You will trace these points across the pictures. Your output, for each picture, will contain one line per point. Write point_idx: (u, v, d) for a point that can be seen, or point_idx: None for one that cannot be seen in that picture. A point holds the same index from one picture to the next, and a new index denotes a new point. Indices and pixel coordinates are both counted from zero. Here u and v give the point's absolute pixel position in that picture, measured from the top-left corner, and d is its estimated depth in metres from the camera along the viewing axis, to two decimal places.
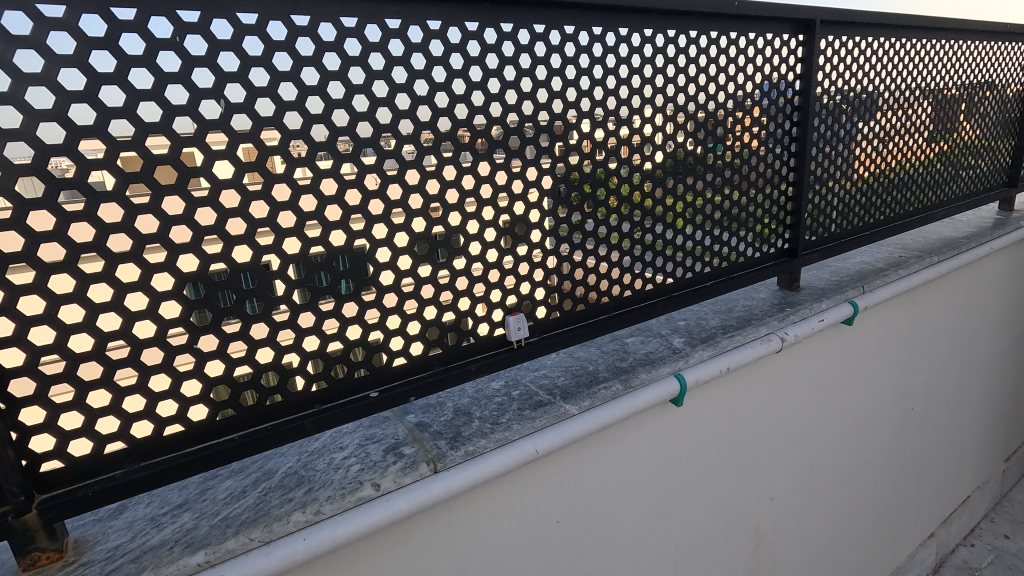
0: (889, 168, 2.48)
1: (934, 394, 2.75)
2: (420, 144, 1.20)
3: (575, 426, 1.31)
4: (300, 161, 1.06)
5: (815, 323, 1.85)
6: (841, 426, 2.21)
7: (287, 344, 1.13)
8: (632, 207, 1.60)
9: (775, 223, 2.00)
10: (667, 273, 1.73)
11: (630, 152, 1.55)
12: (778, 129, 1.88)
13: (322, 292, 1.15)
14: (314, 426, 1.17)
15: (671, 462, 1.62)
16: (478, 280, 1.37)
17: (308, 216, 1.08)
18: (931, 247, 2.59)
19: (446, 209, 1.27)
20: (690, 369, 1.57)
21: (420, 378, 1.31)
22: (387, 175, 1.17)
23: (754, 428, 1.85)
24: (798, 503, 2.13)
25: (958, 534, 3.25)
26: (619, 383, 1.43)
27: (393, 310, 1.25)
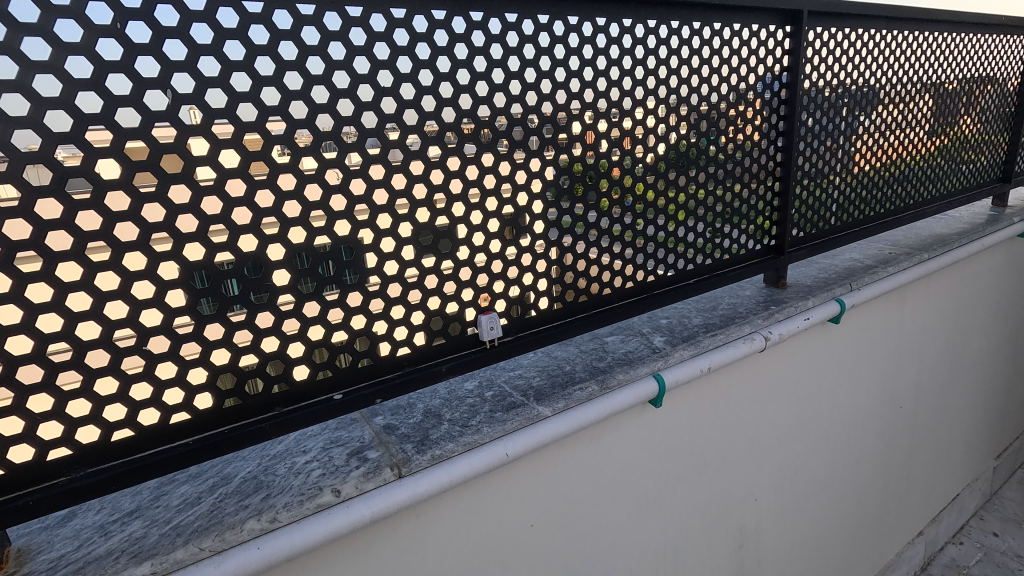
0: (881, 162, 2.42)
1: (924, 392, 2.73)
2: (384, 137, 1.15)
3: (548, 430, 1.28)
4: (255, 155, 1.02)
5: (800, 322, 1.83)
6: (827, 425, 2.19)
7: (246, 345, 1.09)
8: (611, 202, 1.55)
9: (761, 218, 1.95)
10: (649, 270, 1.70)
11: (608, 147, 1.51)
12: (765, 124, 1.84)
13: (281, 289, 1.11)
14: (275, 429, 1.14)
15: (651, 464, 1.59)
16: (449, 278, 1.33)
17: (265, 213, 1.04)
18: (922, 244, 2.55)
19: (414, 205, 1.23)
20: (671, 369, 1.54)
21: (388, 380, 1.27)
22: (349, 170, 1.12)
23: (737, 428, 1.82)
24: (782, 503, 2.10)
25: (947, 532, 3.22)
26: (595, 383, 1.40)
27: (359, 309, 1.21)
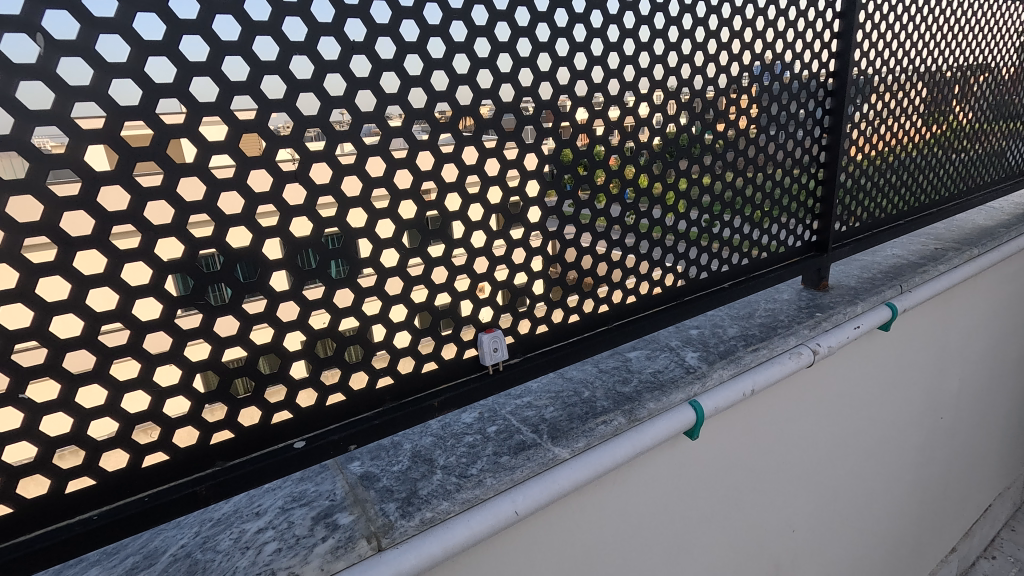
0: (923, 146, 2.18)
1: (964, 400, 2.49)
2: (356, 108, 0.87)
3: (565, 477, 1.04)
4: (177, 130, 0.74)
5: (850, 331, 1.58)
6: (870, 443, 1.94)
7: (174, 385, 0.81)
8: (637, 193, 1.26)
9: (802, 210, 1.69)
10: (679, 274, 1.45)
11: (636, 126, 1.22)
12: (798, 108, 1.54)
13: (219, 310, 0.82)
14: (213, 493, 0.86)
15: (685, 505, 1.33)
16: (443, 289, 1.06)
17: (193, 209, 0.77)
18: (966, 238, 2.31)
19: (397, 197, 0.95)
20: (709, 393, 1.29)
21: (366, 420, 1.00)
22: (309, 152, 0.84)
23: (780, 455, 1.56)
24: (821, 534, 1.86)
25: (980, 545, 3.01)
26: (621, 416, 1.15)
27: (326, 332, 0.93)
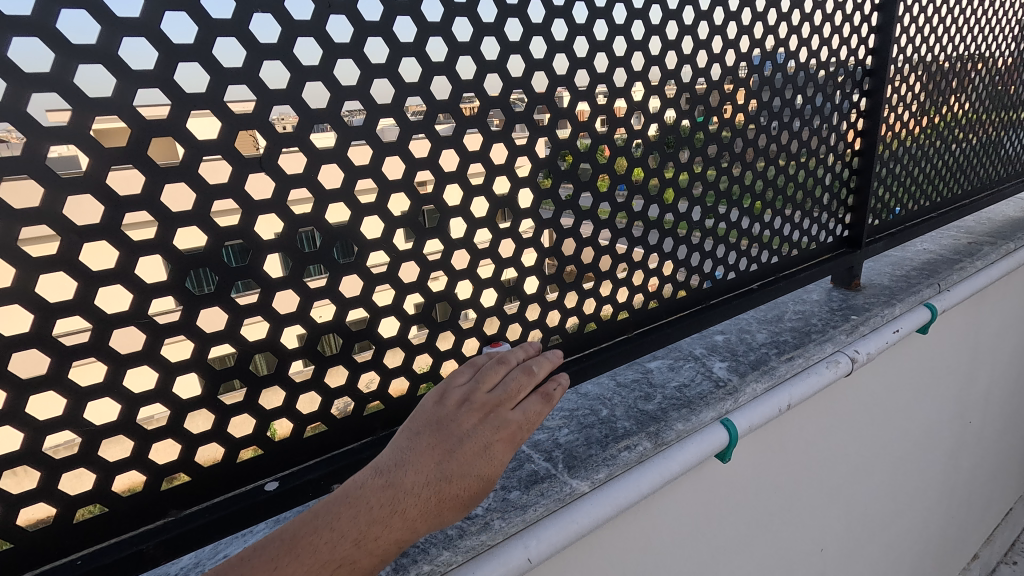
0: (959, 133, 2.03)
1: (995, 403, 2.34)
2: (336, 81, 0.73)
3: (584, 515, 0.89)
4: (108, 105, 0.59)
5: (890, 335, 1.43)
6: (902, 453, 1.80)
7: (111, 422, 0.66)
8: (663, 186, 1.13)
9: (836, 202, 1.55)
10: (706, 274, 1.30)
11: (661, 106, 1.09)
12: (844, 71, 1.41)
13: (167, 329, 0.68)
14: (164, 551, 0.73)
15: (714, 534, 1.19)
16: (440, 298, 0.92)
17: (132, 205, 0.63)
18: (999, 231, 2.17)
19: (386, 189, 0.81)
20: (741, 410, 1.15)
21: (352, 454, 0.87)
22: (278, 133, 0.70)
23: (813, 473, 1.41)
24: (851, 552, 1.71)
25: (1001, 551, 2.88)
26: (646, 439, 1.00)
27: (303, 351, 0.79)
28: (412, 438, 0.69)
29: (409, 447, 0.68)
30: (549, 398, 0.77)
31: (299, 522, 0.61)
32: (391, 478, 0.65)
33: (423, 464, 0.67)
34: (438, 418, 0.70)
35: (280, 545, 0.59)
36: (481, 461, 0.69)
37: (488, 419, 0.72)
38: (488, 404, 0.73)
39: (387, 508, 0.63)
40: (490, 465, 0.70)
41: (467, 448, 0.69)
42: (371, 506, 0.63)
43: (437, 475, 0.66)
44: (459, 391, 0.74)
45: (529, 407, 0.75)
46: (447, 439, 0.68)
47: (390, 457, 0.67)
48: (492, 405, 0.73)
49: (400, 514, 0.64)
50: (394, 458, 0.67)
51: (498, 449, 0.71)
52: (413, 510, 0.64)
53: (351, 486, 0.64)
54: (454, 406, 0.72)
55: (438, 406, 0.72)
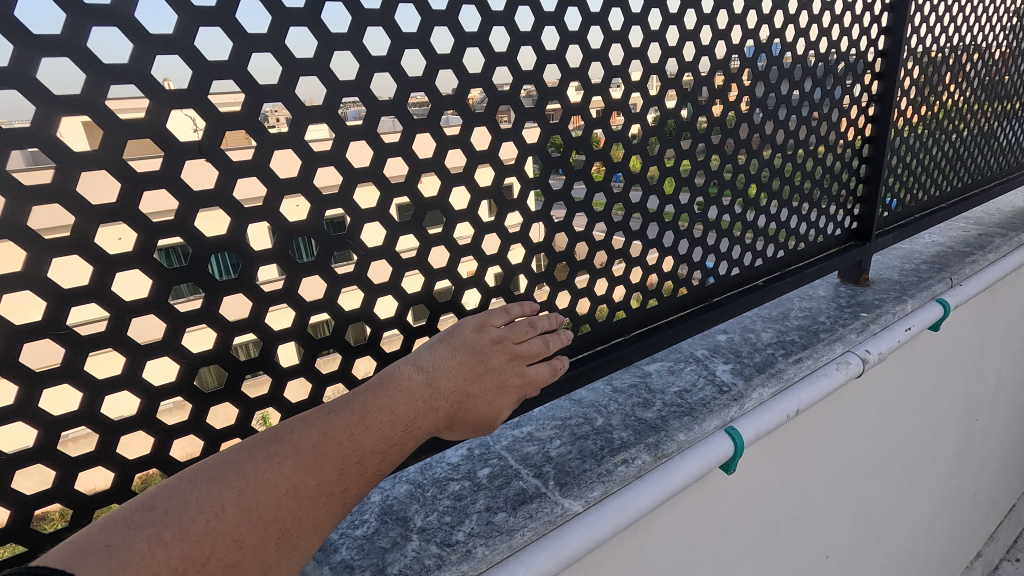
0: (965, 120, 1.95)
1: (1001, 399, 2.26)
2: (290, 54, 0.63)
3: (578, 538, 0.81)
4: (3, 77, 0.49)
5: (902, 334, 1.35)
6: (910, 453, 1.73)
7: (28, 449, 0.57)
8: (664, 175, 1.04)
9: (844, 193, 1.46)
10: (709, 270, 1.21)
11: (662, 87, 0.99)
12: (856, 51, 1.32)
13: (92, 342, 0.58)
14: None
15: (716, 548, 1.11)
16: (418, 301, 0.83)
17: (41, 198, 0.53)
18: (1007, 222, 2.09)
19: (353, 179, 0.71)
20: (747, 417, 1.06)
21: None
22: (221, 114, 0.61)
23: (820, 480, 1.34)
24: (857, 557, 1.64)
25: (1002, 547, 2.83)
26: (645, 452, 0.92)
27: (259, 364, 0.70)
28: (454, 350, 0.75)
29: (451, 357, 0.75)
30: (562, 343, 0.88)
31: (362, 402, 0.65)
32: (433, 380, 0.72)
33: (457, 377, 0.75)
34: (477, 343, 0.77)
35: (350, 424, 0.62)
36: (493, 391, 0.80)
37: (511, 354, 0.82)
38: (515, 349, 0.81)
39: (425, 407, 0.71)
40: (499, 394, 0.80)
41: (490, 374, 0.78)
42: (414, 407, 0.69)
43: (464, 387, 0.75)
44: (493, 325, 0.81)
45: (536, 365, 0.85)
46: (478, 367, 0.77)
47: (433, 359, 0.73)
48: (517, 356, 0.82)
49: (433, 417, 0.71)
50: (437, 361, 0.73)
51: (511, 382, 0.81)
52: (442, 414, 0.73)
53: (398, 377, 0.70)
54: (490, 340, 0.79)
55: (479, 333, 0.78)
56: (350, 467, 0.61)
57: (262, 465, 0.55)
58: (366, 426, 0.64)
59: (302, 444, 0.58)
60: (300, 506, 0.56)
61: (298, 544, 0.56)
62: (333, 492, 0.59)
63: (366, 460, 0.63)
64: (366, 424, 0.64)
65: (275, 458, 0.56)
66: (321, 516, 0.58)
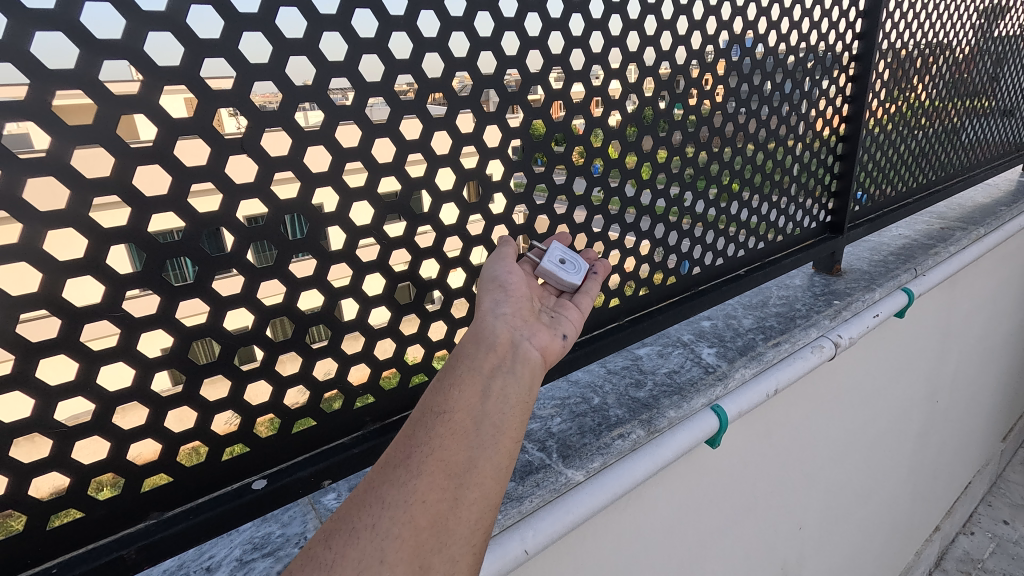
0: (931, 120, 2.06)
1: (960, 382, 2.42)
2: (322, 59, 0.67)
3: (580, 504, 0.88)
4: (68, 78, 0.53)
5: (871, 319, 1.45)
6: (877, 432, 1.85)
7: (86, 422, 0.61)
8: (655, 170, 1.11)
9: (819, 188, 1.56)
10: (695, 260, 1.29)
11: (655, 88, 1.06)
12: (830, 56, 1.40)
13: (143, 322, 0.62)
14: (144, 558, 0.67)
15: (701, 517, 1.20)
16: (434, 287, 0.88)
17: (101, 189, 0.56)
18: (968, 216, 2.23)
19: (376, 173, 0.76)
20: (731, 395, 1.15)
21: (344, 449, 0.82)
22: (259, 114, 0.64)
23: (795, 455, 1.44)
24: (827, 529, 1.76)
25: (959, 522, 3.03)
26: (639, 427, 1.00)
27: (292, 344, 0.74)
28: (499, 314, 0.69)
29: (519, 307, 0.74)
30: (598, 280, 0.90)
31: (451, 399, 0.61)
32: (512, 341, 0.66)
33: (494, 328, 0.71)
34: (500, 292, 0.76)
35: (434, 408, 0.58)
36: (565, 328, 0.77)
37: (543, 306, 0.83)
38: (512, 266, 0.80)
39: (526, 365, 0.64)
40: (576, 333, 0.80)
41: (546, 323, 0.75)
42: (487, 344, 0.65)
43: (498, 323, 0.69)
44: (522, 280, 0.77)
45: (586, 301, 0.85)
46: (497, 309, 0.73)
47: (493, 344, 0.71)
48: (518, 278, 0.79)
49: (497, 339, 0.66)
50: (498, 327, 0.67)
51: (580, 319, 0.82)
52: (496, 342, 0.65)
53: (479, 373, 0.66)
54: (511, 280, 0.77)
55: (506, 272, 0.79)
56: (502, 437, 0.55)
57: (410, 470, 0.50)
58: (486, 396, 0.57)
59: (436, 433, 0.53)
60: (382, 469, 0.51)
61: (426, 483, 0.50)
62: (495, 464, 0.53)
63: (517, 423, 0.57)
64: (484, 394, 0.57)
65: (424, 459, 0.51)
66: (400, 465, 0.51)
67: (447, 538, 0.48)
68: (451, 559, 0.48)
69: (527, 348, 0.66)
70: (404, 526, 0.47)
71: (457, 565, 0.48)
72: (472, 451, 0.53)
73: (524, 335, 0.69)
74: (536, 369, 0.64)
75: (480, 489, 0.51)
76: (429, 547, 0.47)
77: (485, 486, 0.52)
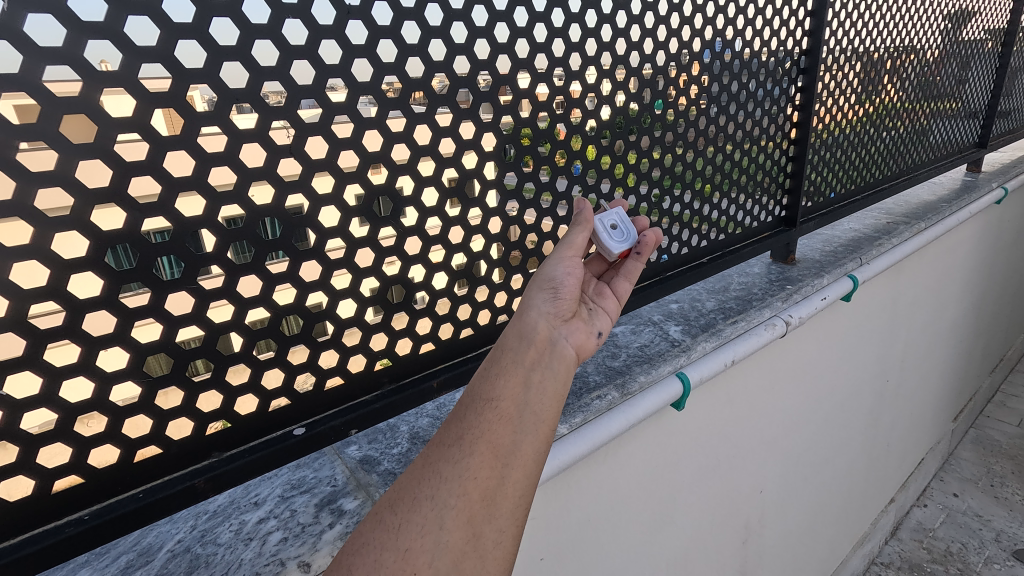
0: (886, 123, 2.23)
1: (909, 363, 2.65)
2: (353, 79, 0.82)
3: (566, 452, 1.05)
4: (161, 99, 0.67)
5: (817, 302, 1.65)
6: (831, 406, 2.05)
7: (166, 375, 0.75)
8: (627, 170, 1.27)
9: (774, 186, 1.76)
10: (663, 250, 1.47)
11: (626, 98, 1.22)
12: (780, 69, 1.58)
13: (212, 293, 0.77)
14: (211, 486, 0.83)
15: (670, 472, 1.38)
16: (440, 268, 1.03)
17: (184, 185, 0.71)
18: (914, 212, 2.44)
19: (395, 172, 0.91)
20: (694, 365, 1.33)
21: (366, 404, 0.98)
22: (304, 125, 0.79)
23: (754, 422, 1.63)
24: (786, 493, 1.96)
25: (913, 495, 3.28)
26: (614, 390, 1.17)
27: (325, 315, 0.89)
28: (543, 312, 0.75)
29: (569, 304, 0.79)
30: (639, 262, 0.98)
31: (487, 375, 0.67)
32: (551, 338, 0.73)
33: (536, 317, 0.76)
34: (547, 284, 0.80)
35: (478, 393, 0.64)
36: (600, 324, 0.85)
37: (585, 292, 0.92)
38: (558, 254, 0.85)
39: (563, 362, 0.72)
40: (610, 323, 0.89)
41: (585, 317, 0.83)
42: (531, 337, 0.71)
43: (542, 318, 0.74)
44: (572, 280, 0.80)
45: (624, 286, 0.95)
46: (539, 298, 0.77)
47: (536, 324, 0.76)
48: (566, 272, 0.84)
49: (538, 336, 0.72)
50: (540, 325, 0.73)
51: (616, 308, 0.92)
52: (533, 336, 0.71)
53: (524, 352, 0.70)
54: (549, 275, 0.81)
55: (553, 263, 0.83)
56: (541, 425, 0.64)
57: (465, 449, 0.59)
58: (528, 386, 0.66)
59: (486, 417, 0.62)
60: (438, 453, 0.59)
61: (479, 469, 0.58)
62: (534, 448, 0.62)
63: (553, 411, 0.66)
64: (526, 384, 0.66)
65: (478, 440, 0.60)
66: (457, 452, 0.59)
67: (496, 511, 0.57)
68: (498, 530, 0.57)
69: (564, 346, 0.74)
70: (460, 498, 0.56)
71: (503, 536, 0.57)
72: (517, 435, 0.62)
73: (563, 333, 0.76)
74: (570, 365, 0.73)
75: (522, 469, 0.60)
76: (482, 518, 0.56)
77: (527, 465, 0.61)
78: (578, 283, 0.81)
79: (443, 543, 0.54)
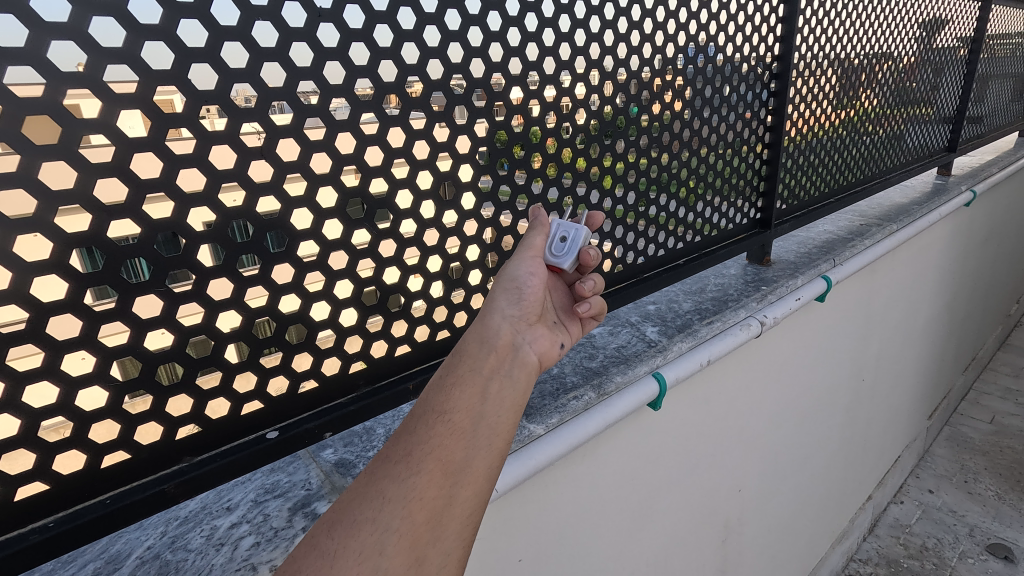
0: (859, 128, 2.27)
1: (884, 362, 2.70)
2: (325, 81, 0.82)
3: (542, 452, 1.05)
4: (128, 100, 0.66)
5: (792, 302, 1.68)
6: (807, 405, 2.09)
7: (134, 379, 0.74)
8: (602, 172, 1.29)
9: (749, 188, 1.79)
10: (639, 252, 1.48)
11: (600, 102, 1.24)
12: (754, 74, 1.62)
13: (181, 296, 0.76)
14: (182, 490, 0.82)
15: (648, 471, 1.39)
16: (415, 271, 1.03)
17: (152, 187, 0.70)
18: (886, 214, 2.50)
19: (369, 174, 0.91)
20: (670, 365, 1.35)
21: (341, 407, 0.98)
22: (276, 127, 0.79)
23: (731, 421, 1.65)
24: (765, 491, 1.98)
25: (890, 492, 3.35)
26: (591, 391, 1.18)
27: (298, 317, 0.89)
28: (507, 315, 0.78)
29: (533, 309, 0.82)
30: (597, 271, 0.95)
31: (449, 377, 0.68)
32: (512, 343, 0.75)
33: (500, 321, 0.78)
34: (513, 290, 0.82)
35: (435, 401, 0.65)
36: (564, 334, 0.88)
37: (553, 300, 0.94)
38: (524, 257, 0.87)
39: (523, 368, 0.73)
40: (573, 336, 0.91)
41: (549, 326, 0.85)
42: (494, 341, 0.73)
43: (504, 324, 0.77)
44: (536, 285, 0.83)
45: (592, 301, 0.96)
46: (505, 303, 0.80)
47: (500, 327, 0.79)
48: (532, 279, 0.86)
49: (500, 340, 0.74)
50: (503, 329, 0.76)
51: (580, 326, 0.94)
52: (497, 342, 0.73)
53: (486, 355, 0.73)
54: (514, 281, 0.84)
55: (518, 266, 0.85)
56: (495, 439, 0.64)
57: (412, 466, 0.58)
58: (485, 397, 0.66)
59: (437, 432, 0.61)
60: (384, 472, 0.58)
61: (424, 488, 0.57)
62: (486, 464, 0.61)
63: (507, 424, 0.66)
64: (484, 395, 0.66)
65: (427, 456, 0.59)
66: (405, 468, 0.58)
67: (441, 531, 0.56)
68: (443, 553, 0.55)
69: (526, 353, 0.76)
70: (404, 519, 0.54)
71: (449, 557, 0.56)
72: (469, 450, 0.61)
73: (525, 338, 0.78)
74: (531, 372, 0.74)
75: (472, 487, 0.60)
76: (427, 539, 0.55)
77: (477, 483, 0.60)
78: (543, 284, 0.83)
79: (383, 570, 0.52)
